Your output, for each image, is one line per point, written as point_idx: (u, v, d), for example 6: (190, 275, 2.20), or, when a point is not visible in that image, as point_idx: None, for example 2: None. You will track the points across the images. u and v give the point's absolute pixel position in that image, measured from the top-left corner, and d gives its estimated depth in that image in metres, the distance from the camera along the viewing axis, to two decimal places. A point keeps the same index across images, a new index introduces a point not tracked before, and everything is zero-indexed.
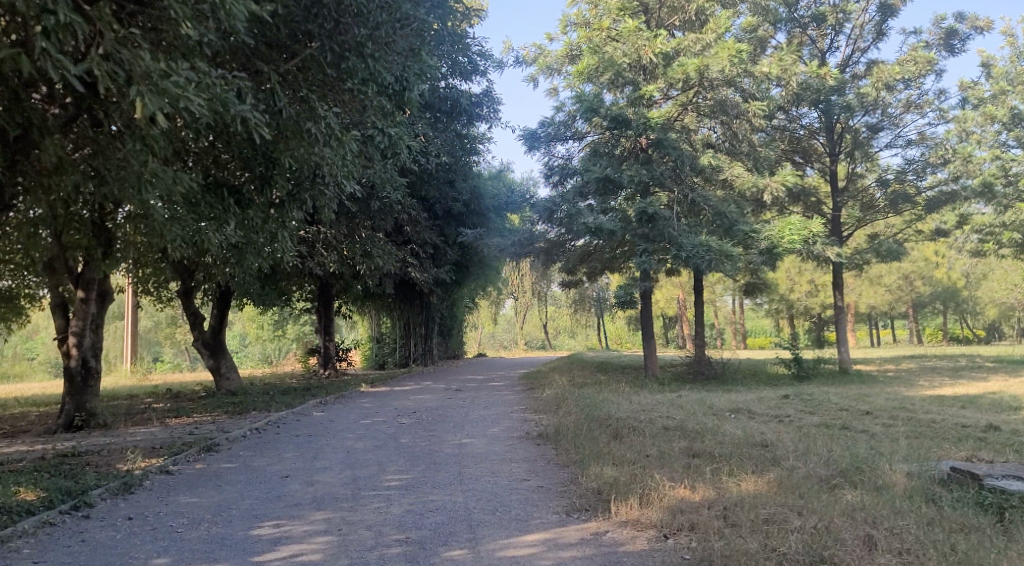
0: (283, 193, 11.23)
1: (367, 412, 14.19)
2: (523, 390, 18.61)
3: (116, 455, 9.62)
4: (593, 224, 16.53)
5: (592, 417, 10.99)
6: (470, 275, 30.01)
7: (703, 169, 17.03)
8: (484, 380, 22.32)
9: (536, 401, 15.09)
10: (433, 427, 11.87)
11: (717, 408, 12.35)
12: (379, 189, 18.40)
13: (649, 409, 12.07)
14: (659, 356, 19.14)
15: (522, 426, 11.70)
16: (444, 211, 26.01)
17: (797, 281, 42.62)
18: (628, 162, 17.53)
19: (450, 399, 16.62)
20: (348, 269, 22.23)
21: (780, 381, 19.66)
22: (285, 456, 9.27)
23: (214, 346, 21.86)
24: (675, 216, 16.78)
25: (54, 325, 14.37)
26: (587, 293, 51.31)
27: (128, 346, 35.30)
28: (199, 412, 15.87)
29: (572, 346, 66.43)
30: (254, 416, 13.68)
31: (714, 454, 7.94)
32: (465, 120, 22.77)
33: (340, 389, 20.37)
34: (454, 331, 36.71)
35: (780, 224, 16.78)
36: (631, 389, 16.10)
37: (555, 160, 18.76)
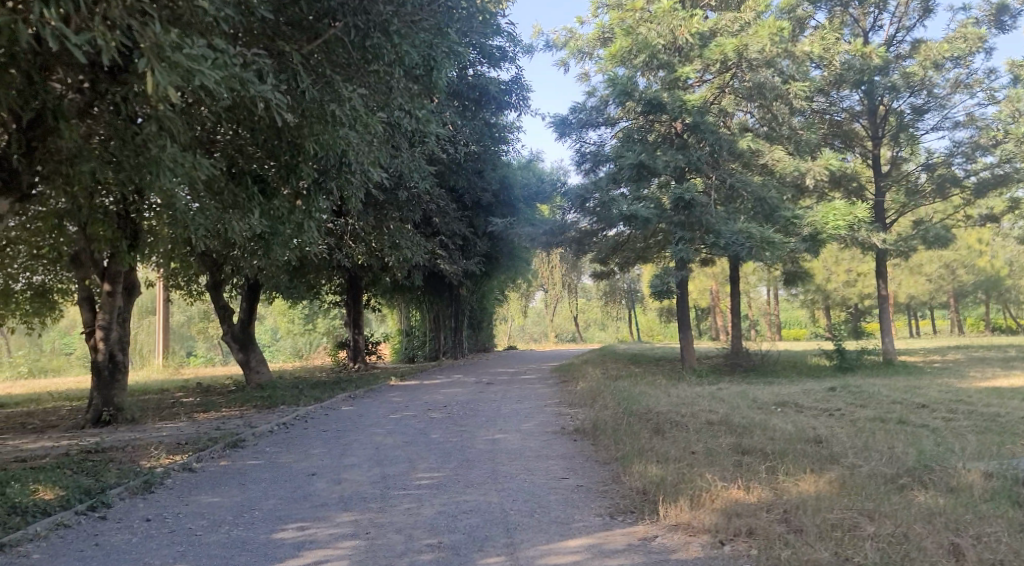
0: (307, 181, 10.88)
1: (396, 406, 13.84)
2: (556, 383, 18.15)
3: (140, 451, 9.34)
4: (628, 211, 15.98)
5: (630, 411, 10.52)
6: (500, 267, 29.63)
7: (742, 153, 16.42)
8: (516, 373, 21.90)
9: (570, 394, 14.64)
10: (465, 421, 11.47)
11: (761, 401, 11.81)
12: (407, 178, 18.05)
13: (689, 402, 11.57)
14: (696, 348, 18.56)
15: (557, 420, 11.26)
16: (473, 201, 25.61)
17: (834, 271, 41.70)
18: (663, 147, 16.94)
19: (481, 393, 16.23)
20: (376, 261, 21.92)
21: (821, 372, 19.01)
22: (311, 453, 8.92)
23: (244, 340, 21.68)
24: (713, 202, 16.18)
25: (81, 318, 14.20)
26: (618, 285, 50.72)
27: (160, 341, 35.44)
28: (228, 407, 15.64)
29: (603, 338, 65.86)
30: (282, 410, 13.39)
31: (765, 452, 7.42)
32: (493, 109, 22.35)
33: (370, 382, 20.08)
34: (484, 324, 36.35)
35: (824, 208, 16.20)
36: (668, 382, 15.57)
37: (587, 146, 18.23)
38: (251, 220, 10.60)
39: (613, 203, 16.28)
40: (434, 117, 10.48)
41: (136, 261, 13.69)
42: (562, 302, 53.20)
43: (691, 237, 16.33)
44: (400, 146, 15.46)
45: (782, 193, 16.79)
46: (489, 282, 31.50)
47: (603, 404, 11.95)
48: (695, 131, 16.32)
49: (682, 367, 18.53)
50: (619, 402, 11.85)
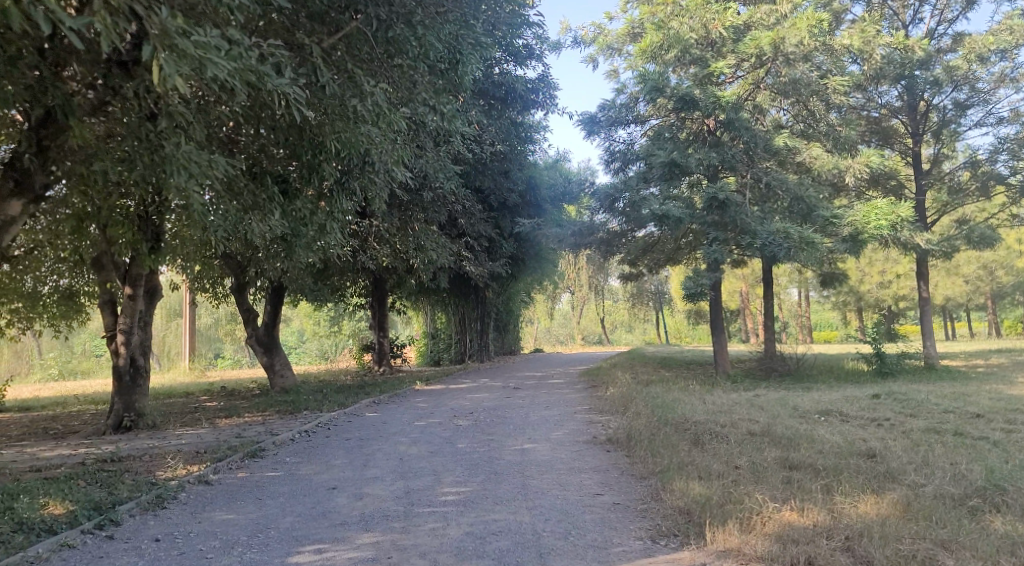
0: (330, 180, 10.53)
1: (422, 412, 13.46)
2: (585, 388, 17.70)
3: (157, 461, 9.04)
4: (660, 211, 15.45)
5: (666, 420, 10.03)
6: (526, 268, 29.23)
7: (779, 151, 15.86)
8: (544, 378, 21.46)
9: (601, 401, 14.18)
10: (492, 430, 11.05)
11: (802, 409, 11.27)
12: (432, 178, 17.70)
13: (727, 411, 11.06)
14: (730, 353, 18.00)
15: (588, 429, 10.80)
16: (499, 202, 25.23)
17: (867, 272, 40.75)
18: (696, 145, 16.40)
19: (509, 398, 15.81)
20: (401, 263, 21.59)
21: (860, 378, 18.35)
22: (333, 464, 8.55)
23: (268, 343, 21.45)
24: (748, 202, 15.61)
25: (103, 322, 13.99)
26: (646, 286, 50.08)
27: (186, 343, 35.47)
28: (251, 412, 15.38)
29: (630, 340, 65.17)
30: (305, 417, 13.06)
31: (816, 467, 6.91)
32: (520, 108, 21.96)
33: (396, 387, 19.76)
34: (510, 326, 35.94)
35: (865, 207, 15.50)
36: (702, 388, 15.03)
37: (617, 145, 17.74)
38: (272, 221, 10.30)
39: (644, 203, 15.79)
40: (460, 114, 10.11)
41: (157, 264, 13.44)
42: (588, 304, 52.62)
43: (725, 238, 15.78)
44: (424, 146, 15.13)
45: (821, 192, 16.12)
46: (516, 284, 31.12)
47: (637, 411, 11.49)
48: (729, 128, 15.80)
49: (716, 372, 17.97)
50: (653, 410, 11.37)
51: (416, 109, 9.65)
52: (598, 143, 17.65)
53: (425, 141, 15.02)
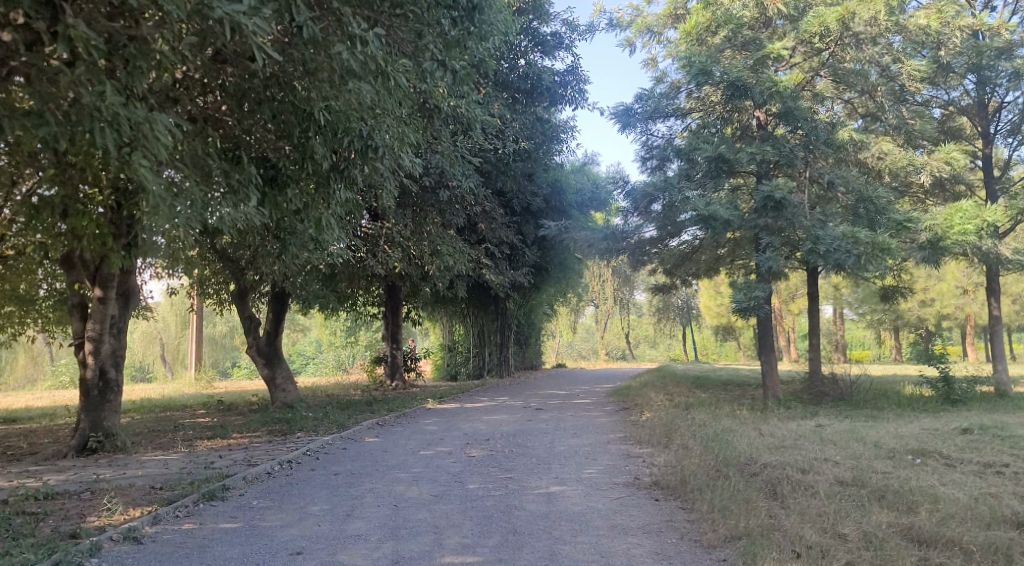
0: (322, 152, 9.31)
1: (430, 439, 11.61)
2: (617, 411, 15.85)
3: (94, 500, 7.31)
4: (706, 211, 13.61)
5: (726, 461, 8.10)
6: (550, 279, 27.50)
7: (842, 145, 13.84)
8: (569, 397, 19.60)
9: (638, 428, 12.31)
10: (511, 465, 9.18)
11: (887, 447, 9.36)
12: (449, 171, 16.20)
13: (797, 449, 9.08)
14: (781, 377, 15.99)
15: (627, 468, 8.88)
16: (523, 206, 23.58)
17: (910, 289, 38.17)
18: (744, 139, 14.72)
19: (531, 422, 13.91)
20: (415, 270, 19.99)
21: (928, 406, 16.22)
22: (309, 513, 6.76)
23: (270, 354, 19.78)
24: (806, 201, 13.70)
25: (72, 329, 12.36)
26: (672, 301, 48.01)
27: (193, 352, 33.99)
28: (240, 433, 13.63)
29: (655, 356, 63.02)
30: (296, 441, 11.31)
31: (967, 550, 5.08)
32: (547, 103, 20.40)
33: (405, 405, 17.96)
34: (533, 339, 34.15)
35: (947, 209, 13.54)
36: (755, 416, 13.10)
37: (655, 139, 15.97)
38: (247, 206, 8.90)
39: (687, 203, 13.98)
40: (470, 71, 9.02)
41: (132, 263, 11.83)
42: (613, 318, 50.62)
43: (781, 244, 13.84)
44: (439, 136, 13.63)
45: (891, 193, 14.09)
46: (539, 294, 29.34)
47: (685, 448, 9.54)
48: (785, 119, 13.93)
49: (764, 397, 15.95)
50: (705, 446, 9.40)
51: (422, 63, 8.61)
52: (634, 138, 15.90)
53: (440, 129, 13.49)
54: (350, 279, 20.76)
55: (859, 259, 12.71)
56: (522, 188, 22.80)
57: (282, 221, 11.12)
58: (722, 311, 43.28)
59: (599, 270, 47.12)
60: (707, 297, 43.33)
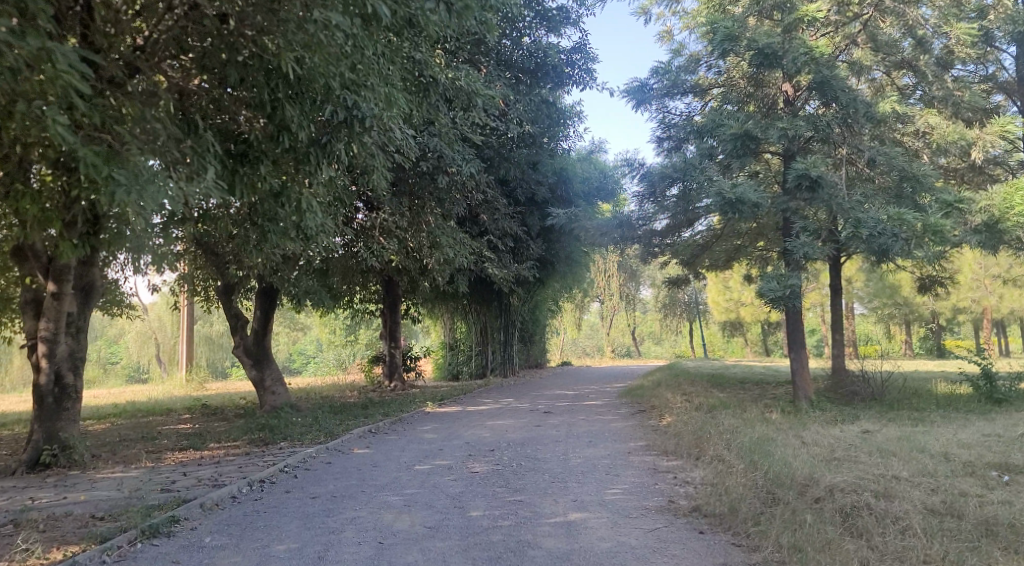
0: (296, 109, 8.28)
1: (427, 450, 10.25)
2: (632, 414, 14.51)
3: (13, 538, 6.04)
4: (733, 193, 12.28)
5: (780, 480, 6.79)
6: (555, 273, 26.15)
7: (884, 118, 12.45)
8: (578, 398, 18.22)
9: (660, 435, 10.98)
10: (520, 485, 7.83)
11: (960, 457, 8.03)
12: (447, 153, 14.95)
13: (858, 465, 7.72)
14: (812, 377, 14.62)
15: (657, 489, 7.53)
16: (527, 196, 22.30)
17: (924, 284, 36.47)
18: (772, 115, 13.40)
19: (539, 429, 12.54)
20: (413, 263, 18.73)
21: (971, 408, 14.80)
22: (270, 558, 5.46)
23: (258, 354, 18.47)
24: (843, 180, 12.33)
25: (25, 329, 11.02)
26: (679, 296, 46.65)
27: (184, 352, 32.62)
28: (217, 443, 12.30)
29: (661, 353, 61.61)
30: (275, 454, 9.96)
31: None
32: (553, 84, 19.08)
33: (402, 408, 16.62)
34: (537, 336, 32.79)
35: (1004, 188, 12.17)
36: (790, 420, 11.78)
37: (672, 117, 14.67)
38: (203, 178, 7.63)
39: (711, 185, 12.67)
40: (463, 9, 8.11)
41: (91, 254, 10.51)
42: (618, 316, 49.25)
43: (816, 228, 12.47)
44: (435, 112, 12.37)
45: (937, 171, 12.72)
46: (544, 289, 27.97)
47: (722, 463, 8.20)
48: (818, 90, 12.59)
49: (794, 399, 14.56)
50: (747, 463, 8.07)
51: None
52: (649, 115, 14.64)
53: (436, 102, 12.19)
54: (344, 276, 19.55)
55: (908, 244, 11.33)
56: (526, 176, 21.48)
57: (260, 205, 9.91)
58: (730, 307, 41.90)
59: (605, 265, 45.78)
60: (715, 292, 41.93)
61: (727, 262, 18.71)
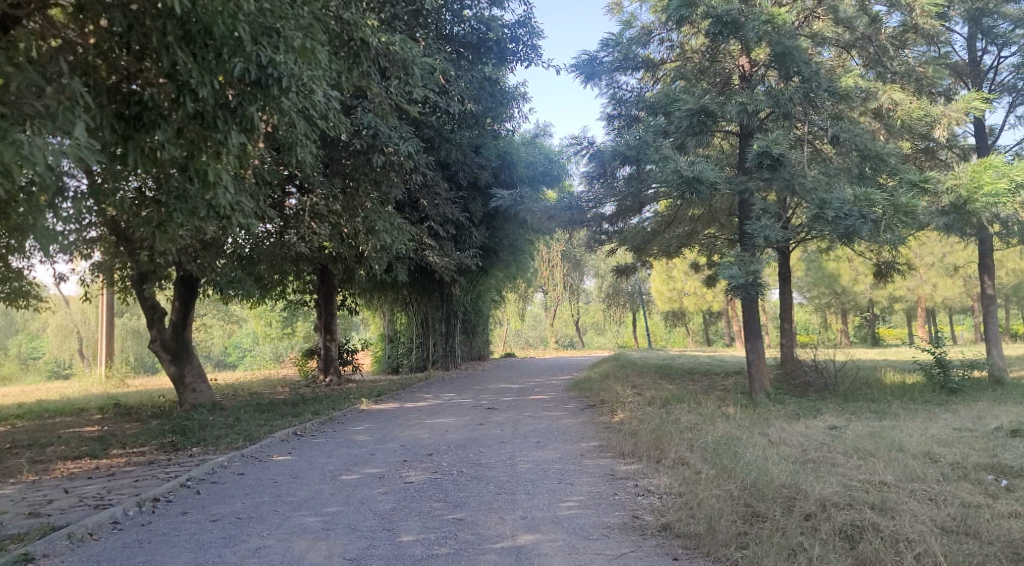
0: (192, 58, 7.21)
1: (356, 456, 9.11)
2: (582, 409, 13.61)
3: None
4: (690, 171, 11.45)
5: (759, 490, 6.03)
6: (499, 262, 25.13)
7: (848, 93, 11.74)
8: (523, 392, 17.25)
9: (613, 434, 10.07)
10: (462, 498, 6.81)
11: (947, 458, 7.29)
12: (382, 129, 13.82)
13: (837, 468, 6.93)
14: (768, 367, 13.90)
15: (616, 501, 6.63)
16: (469, 181, 21.23)
17: (861, 272, 36.34)
18: (729, 90, 12.61)
19: (483, 427, 11.52)
20: (349, 251, 17.51)
21: (928, 398, 14.28)
22: None
23: (177, 349, 17.02)
24: (805, 160, 11.60)
25: None
26: (622, 286, 46.21)
27: (103, 345, 30.46)
28: (120, 449, 10.93)
29: (604, 344, 61.07)
30: (181, 464, 8.72)
31: None
32: (496, 60, 18.05)
33: (335, 405, 15.40)
34: (480, 327, 31.78)
35: (972, 166, 11.64)
36: (749, 415, 11.03)
37: (623, 93, 13.81)
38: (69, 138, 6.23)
39: (666, 162, 11.85)
40: None
41: None
42: (561, 307, 48.43)
43: (776, 210, 11.72)
44: (367, 81, 11.25)
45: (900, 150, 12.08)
46: (487, 279, 26.92)
47: (688, 469, 7.34)
48: (779, 63, 11.82)
49: (750, 390, 13.83)
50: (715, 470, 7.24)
51: None
52: (598, 91, 13.76)
53: (368, 68, 11.06)
54: (273, 265, 18.22)
55: (876, 226, 10.66)
56: (468, 160, 20.39)
57: (166, 178, 8.72)
58: (674, 296, 41.44)
59: (548, 255, 44.94)
60: (658, 281, 41.35)
61: (678, 249, 17.96)
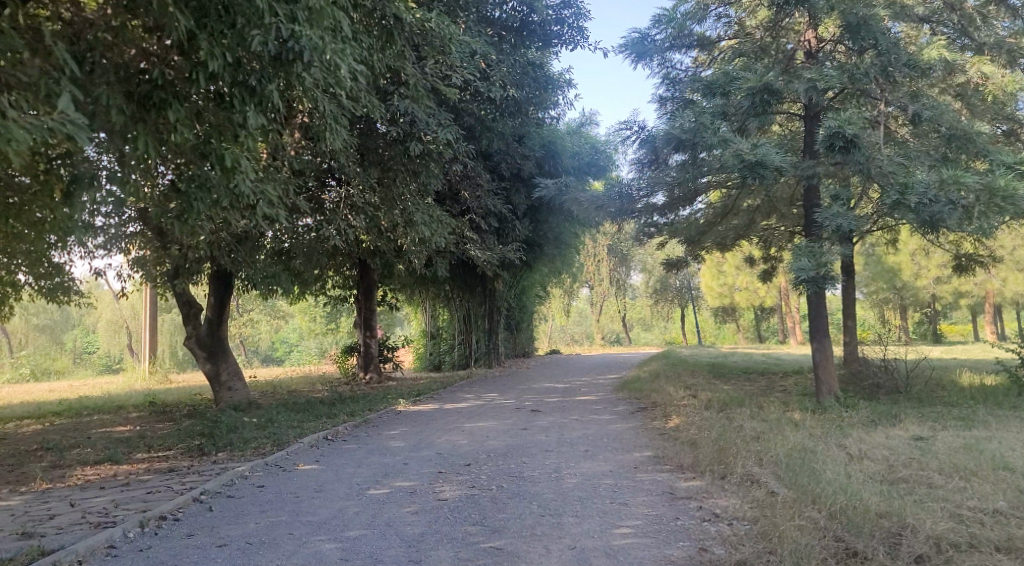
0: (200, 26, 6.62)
1: (389, 466, 8.37)
2: (633, 413, 12.69)
3: None
4: (753, 154, 10.47)
5: (851, 522, 5.17)
6: (543, 256, 24.27)
7: (930, 67, 10.59)
8: (570, 393, 16.38)
9: (669, 444, 9.14)
10: (502, 520, 6.02)
11: None
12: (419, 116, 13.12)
13: (938, 493, 5.95)
14: (836, 369, 12.81)
15: (678, 527, 5.76)
16: (512, 172, 20.39)
17: (924, 266, 34.47)
18: (795, 66, 11.57)
19: (526, 433, 10.70)
20: (387, 245, 16.89)
21: (1016, 402, 13.00)
22: None
23: (212, 347, 16.57)
24: (881, 141, 10.52)
25: None
26: (670, 281, 44.88)
27: (146, 342, 30.35)
28: (144, 454, 10.37)
29: (651, 340, 59.67)
30: (200, 474, 8.07)
31: None
32: (540, 43, 17.16)
33: (373, 406, 14.73)
34: (524, 324, 30.93)
35: None
36: (820, 423, 10.01)
37: (677, 73, 12.85)
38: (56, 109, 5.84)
39: (725, 146, 10.87)
40: None
41: None
42: (607, 302, 47.31)
43: (849, 197, 10.67)
44: (401, 62, 10.53)
45: (989, 130, 10.89)
46: (531, 273, 26.07)
47: (761, 492, 6.41)
48: (853, 34, 10.73)
49: (816, 393, 12.75)
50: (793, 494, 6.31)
51: None
52: (650, 71, 12.81)
53: (402, 47, 10.32)
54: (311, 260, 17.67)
55: (965, 215, 9.56)
56: (510, 149, 19.58)
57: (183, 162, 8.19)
58: (724, 292, 39.99)
59: (594, 250, 44.00)
60: (708, 276, 40.15)
61: (734, 241, 16.88)
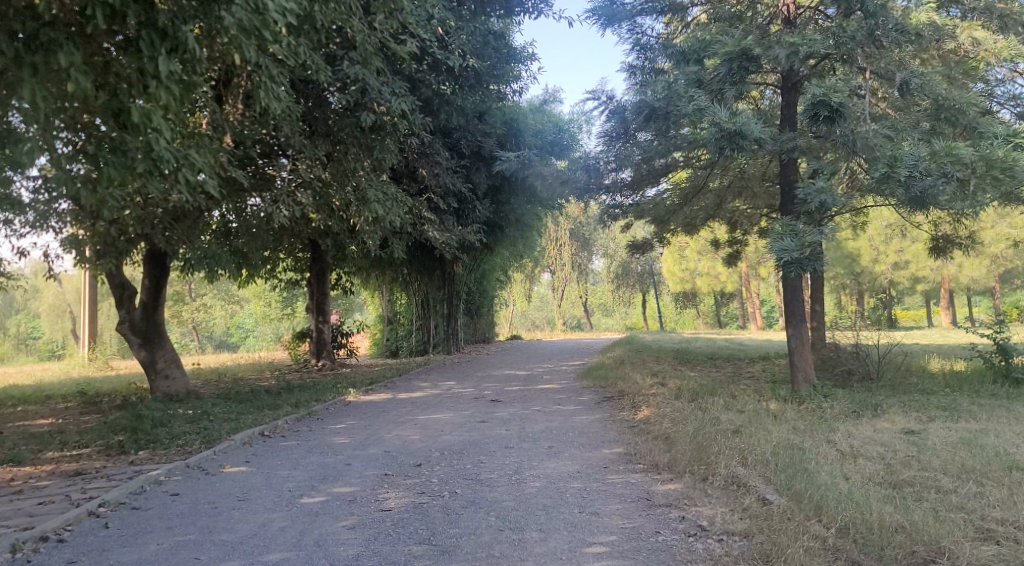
0: None
1: (329, 467, 7.42)
2: (599, 403, 11.87)
3: None
4: (732, 123, 9.66)
5: (869, 542, 4.69)
6: (504, 238, 23.30)
7: (919, 33, 9.88)
8: (531, 381, 15.52)
9: (641, 440, 8.31)
10: (454, 538, 5.16)
11: None
12: (371, 82, 12.03)
13: (952, 500, 5.27)
14: (813, 356, 12.11)
15: (658, 546, 4.96)
16: (472, 150, 19.35)
17: (882, 250, 34.29)
18: (774, 31, 10.76)
19: (485, 426, 9.80)
20: (339, 226, 15.74)
21: (995, 390, 12.44)
22: None
23: (147, 332, 15.32)
24: (866, 112, 9.77)
25: None
26: (632, 266, 44.27)
27: (85, 328, 28.77)
28: (56, 452, 9.23)
29: (611, 326, 59.11)
30: (109, 479, 7.03)
31: None
32: (501, 11, 16.12)
33: (321, 396, 13.71)
34: (485, 309, 29.97)
35: None
36: (800, 415, 9.28)
37: (648, 40, 11.95)
38: None
39: (702, 115, 10.03)
40: None
41: None
42: (568, 287, 46.56)
43: (833, 171, 9.93)
44: (348, 16, 9.48)
45: (979, 102, 10.23)
46: (491, 257, 25.10)
47: (753, 504, 5.60)
48: None
49: (791, 382, 12.04)
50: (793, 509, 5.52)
51: None
52: (619, 37, 11.89)
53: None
54: (258, 242, 16.48)
55: (958, 191, 8.88)
56: (471, 126, 18.59)
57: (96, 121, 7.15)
58: (686, 277, 39.35)
59: (556, 233, 43.14)
60: (670, 261, 39.39)
61: (704, 221, 16.12)
